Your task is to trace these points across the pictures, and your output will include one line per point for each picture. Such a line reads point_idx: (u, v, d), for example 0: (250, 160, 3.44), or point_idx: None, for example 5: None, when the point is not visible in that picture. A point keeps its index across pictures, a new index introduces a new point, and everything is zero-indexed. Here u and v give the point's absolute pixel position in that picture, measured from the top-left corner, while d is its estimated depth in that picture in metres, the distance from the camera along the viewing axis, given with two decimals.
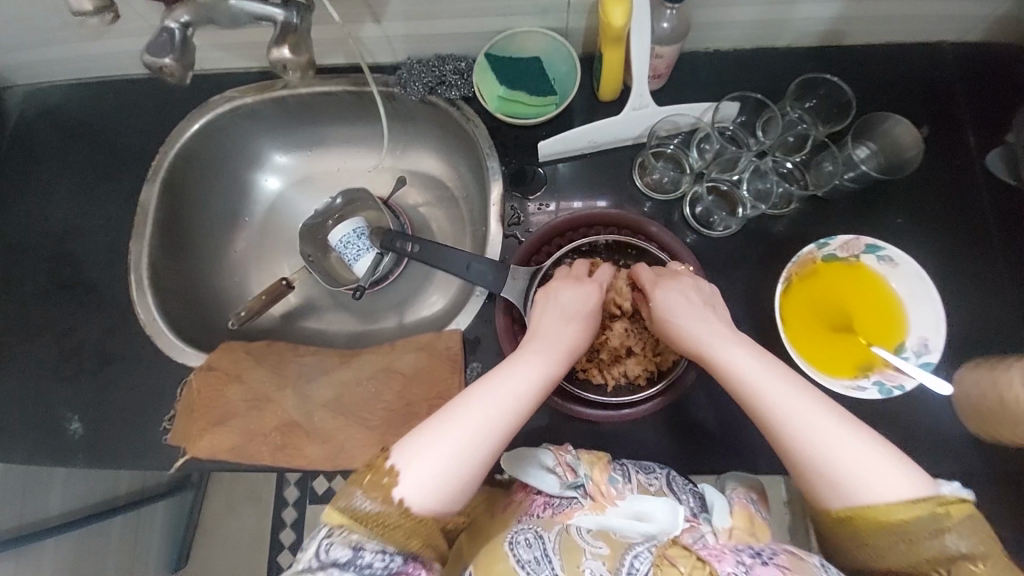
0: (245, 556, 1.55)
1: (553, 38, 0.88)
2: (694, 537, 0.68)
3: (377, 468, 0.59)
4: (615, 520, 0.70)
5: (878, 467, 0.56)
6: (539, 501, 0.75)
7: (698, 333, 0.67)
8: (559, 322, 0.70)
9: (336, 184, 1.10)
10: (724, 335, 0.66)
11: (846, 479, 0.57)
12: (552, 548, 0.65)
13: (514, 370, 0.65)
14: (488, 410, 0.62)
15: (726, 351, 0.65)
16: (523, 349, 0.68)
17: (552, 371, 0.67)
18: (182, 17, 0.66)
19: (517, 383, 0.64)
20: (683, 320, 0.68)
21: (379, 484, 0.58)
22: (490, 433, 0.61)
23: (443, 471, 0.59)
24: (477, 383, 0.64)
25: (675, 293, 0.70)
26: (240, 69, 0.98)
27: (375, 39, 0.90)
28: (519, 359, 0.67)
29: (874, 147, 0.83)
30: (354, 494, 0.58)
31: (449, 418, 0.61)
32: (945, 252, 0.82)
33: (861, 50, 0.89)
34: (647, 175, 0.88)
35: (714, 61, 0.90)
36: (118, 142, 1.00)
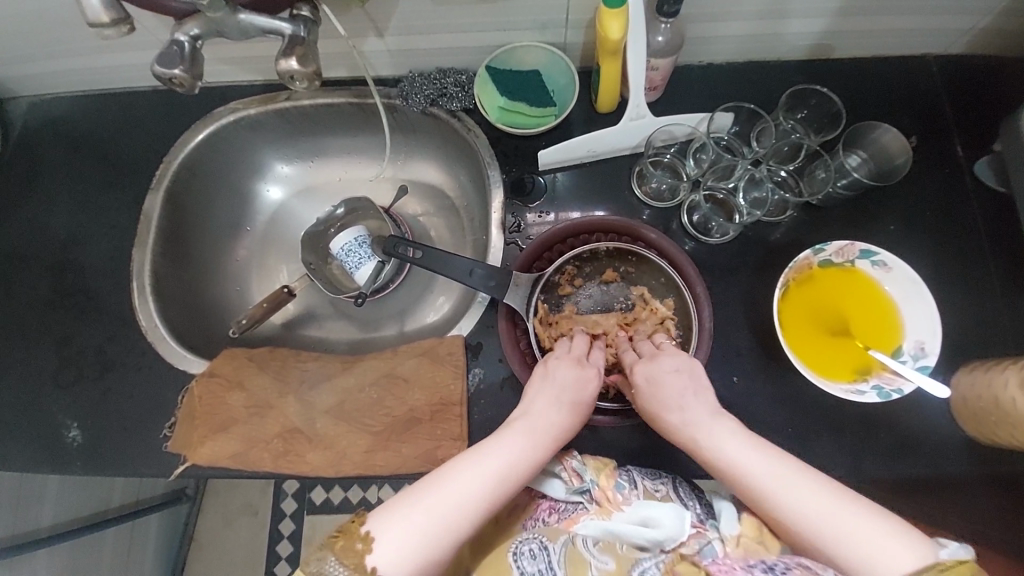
0: (240, 569, 1.53)
1: (552, 51, 0.91)
2: (700, 544, 0.70)
3: (351, 533, 0.59)
4: (622, 526, 0.71)
5: (869, 539, 0.58)
6: (545, 505, 0.77)
7: (679, 417, 0.69)
8: (547, 401, 0.71)
9: (338, 193, 1.11)
10: (701, 418, 0.69)
11: (848, 554, 0.58)
12: (556, 561, 0.70)
13: (499, 447, 0.66)
14: (467, 484, 0.63)
15: (707, 438, 0.67)
16: (509, 427, 0.69)
17: (536, 453, 0.67)
18: (191, 30, 0.68)
19: (501, 462, 0.65)
20: (673, 402, 0.70)
21: (351, 550, 0.58)
22: (468, 510, 0.62)
23: (415, 543, 0.59)
24: (461, 457, 0.66)
25: (660, 372, 0.72)
26: (244, 82, 1.00)
27: (378, 53, 0.93)
28: (503, 438, 0.67)
29: (865, 156, 0.86)
30: (328, 560, 0.59)
31: (432, 490, 0.62)
32: (937, 257, 0.84)
33: (849, 63, 0.92)
34: (645, 184, 0.90)
35: (708, 74, 0.92)
36: (123, 152, 1.01)
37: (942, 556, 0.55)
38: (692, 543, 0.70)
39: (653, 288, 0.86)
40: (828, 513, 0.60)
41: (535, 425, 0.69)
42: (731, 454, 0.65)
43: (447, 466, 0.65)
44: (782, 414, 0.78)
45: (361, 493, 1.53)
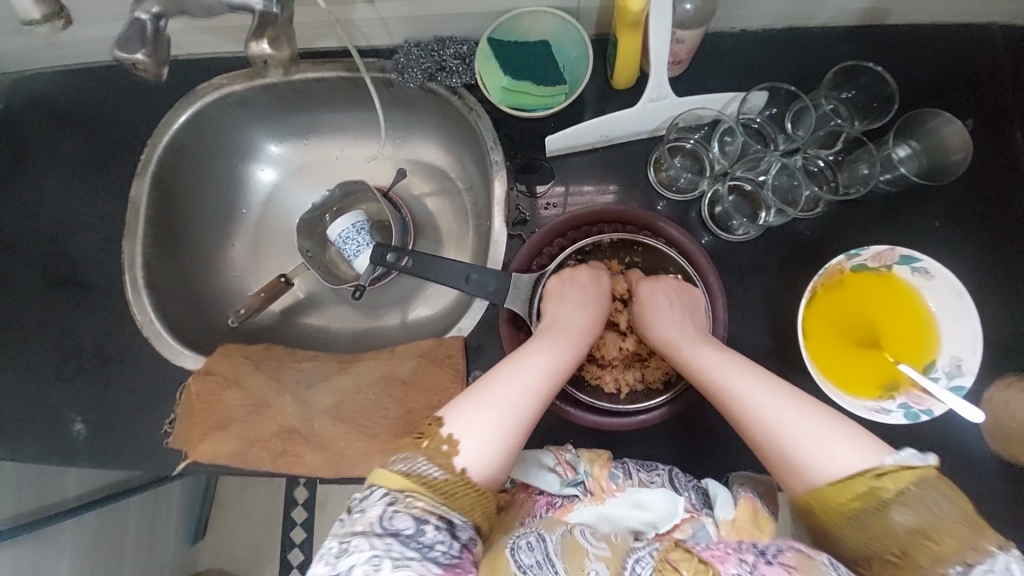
0: (259, 532, 1.61)
1: (563, 18, 0.80)
2: (694, 528, 0.67)
3: (433, 435, 0.58)
4: (615, 511, 0.68)
5: (821, 437, 0.56)
6: (541, 501, 0.71)
7: (668, 335, 0.70)
8: (577, 305, 0.73)
9: (334, 174, 1.05)
10: (689, 335, 0.70)
11: (802, 456, 0.56)
12: (553, 551, 0.57)
13: (541, 344, 0.68)
14: (521, 379, 0.63)
15: (690, 350, 0.68)
16: (544, 330, 0.70)
17: (575, 350, 0.69)
18: (153, 7, 0.60)
19: (546, 359, 0.66)
20: (658, 315, 0.72)
21: (438, 451, 0.57)
22: (529, 403, 0.62)
23: (492, 439, 0.59)
24: (510, 357, 0.66)
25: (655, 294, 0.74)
26: (227, 53, 0.92)
27: (369, 21, 0.83)
28: (543, 339, 0.69)
29: (917, 147, 0.76)
30: (417, 460, 0.56)
31: (490, 387, 0.62)
32: (985, 259, 0.76)
33: (907, 31, 0.80)
34: (662, 171, 0.82)
35: (741, 44, 0.81)
36: (105, 133, 0.95)
37: (885, 462, 0.53)
38: (687, 527, 0.67)
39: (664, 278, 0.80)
40: (800, 414, 0.58)
41: (569, 327, 0.71)
42: (708, 363, 0.66)
43: (495, 368, 0.65)
44: None
45: None
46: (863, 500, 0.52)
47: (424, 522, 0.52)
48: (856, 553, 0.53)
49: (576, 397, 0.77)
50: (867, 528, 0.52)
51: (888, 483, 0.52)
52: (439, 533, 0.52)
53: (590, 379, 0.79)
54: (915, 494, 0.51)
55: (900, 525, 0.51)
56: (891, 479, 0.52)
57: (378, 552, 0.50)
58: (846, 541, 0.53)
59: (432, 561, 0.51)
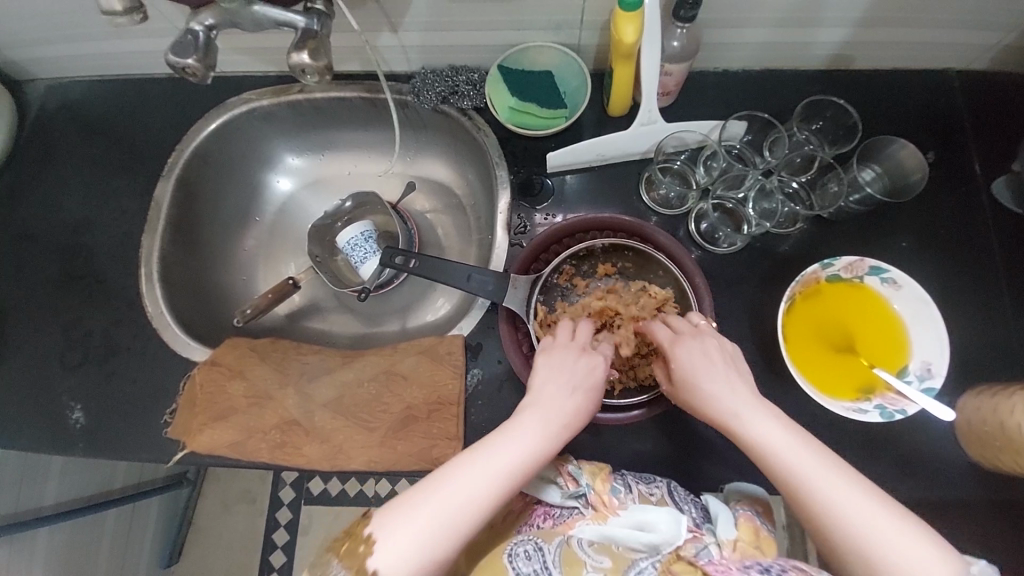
0: (236, 556, 1.54)
1: (564, 52, 0.89)
2: (697, 548, 0.68)
3: (356, 536, 0.58)
4: (617, 531, 0.69)
5: (896, 539, 0.54)
6: (540, 510, 0.74)
7: (714, 403, 0.65)
8: (558, 392, 0.68)
9: (348, 186, 1.12)
10: (746, 402, 0.64)
11: (877, 559, 0.54)
12: (552, 561, 0.66)
13: (502, 442, 0.63)
14: (472, 479, 0.59)
15: (749, 420, 0.62)
16: (517, 420, 0.65)
17: (547, 439, 0.64)
18: (207, 19, 0.68)
19: (502, 464, 0.61)
20: (702, 380, 0.66)
21: (355, 554, 0.57)
22: (472, 507, 0.58)
23: (418, 549, 0.56)
24: (463, 455, 0.62)
25: (695, 352, 0.68)
26: (258, 72, 1.01)
27: (391, 48, 0.93)
28: (506, 436, 0.63)
29: (879, 170, 0.84)
30: (332, 563, 0.58)
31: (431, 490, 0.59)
32: (949, 276, 0.83)
33: (867, 75, 0.90)
34: (653, 190, 0.89)
35: (723, 80, 0.91)
36: (136, 139, 1.02)
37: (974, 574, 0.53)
38: (690, 547, 0.68)
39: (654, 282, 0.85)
40: (865, 512, 0.55)
41: (544, 410, 0.66)
42: (770, 440, 0.60)
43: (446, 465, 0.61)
44: None
45: (358, 485, 1.53)
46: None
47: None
48: None
49: None
50: None
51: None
52: None
53: None
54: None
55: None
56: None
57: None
58: None
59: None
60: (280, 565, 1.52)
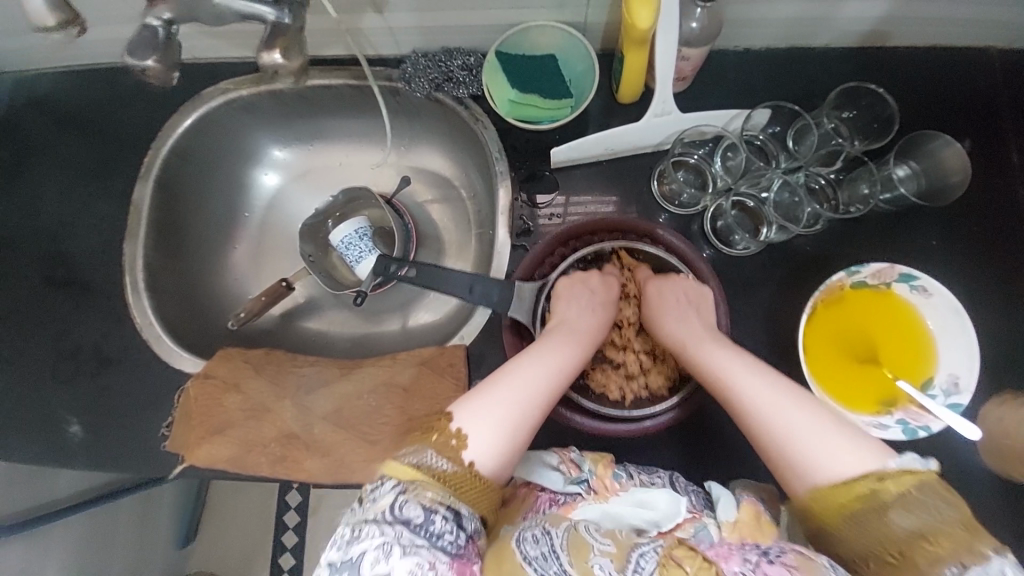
0: (251, 537, 1.58)
1: (569, 32, 0.81)
2: (696, 528, 0.65)
3: (443, 430, 0.60)
4: (620, 509, 0.67)
5: (821, 434, 0.58)
6: (544, 498, 0.70)
7: (678, 336, 0.72)
8: (583, 310, 0.75)
9: (339, 180, 1.05)
10: (699, 332, 0.71)
11: (804, 454, 0.57)
12: (558, 544, 0.59)
13: (546, 346, 0.69)
14: (526, 377, 0.65)
15: (702, 348, 0.69)
16: (552, 332, 0.72)
17: (582, 348, 0.71)
18: (164, 13, 0.61)
19: (553, 359, 0.68)
20: (671, 319, 0.73)
21: (446, 445, 0.59)
22: (530, 408, 0.63)
23: (497, 436, 0.61)
24: (519, 356, 0.68)
25: (667, 294, 0.75)
26: (235, 59, 0.92)
27: (378, 31, 0.84)
28: (549, 338, 0.71)
29: (916, 167, 0.77)
30: (424, 452, 0.57)
31: (496, 385, 0.64)
32: (981, 277, 0.77)
33: (905, 52, 0.81)
34: (665, 184, 0.83)
35: (744, 61, 0.82)
36: (110, 134, 0.95)
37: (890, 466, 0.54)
38: (689, 527, 0.65)
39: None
40: (799, 412, 0.60)
41: (582, 328, 0.73)
42: (721, 362, 0.67)
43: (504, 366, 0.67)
44: None
45: None
46: (864, 503, 0.53)
47: (432, 512, 0.53)
48: (863, 560, 0.53)
49: (582, 407, 0.77)
50: (869, 533, 0.52)
51: (890, 486, 0.53)
52: (446, 523, 0.53)
53: (593, 387, 0.79)
54: (916, 498, 0.52)
55: (903, 529, 0.51)
56: (892, 482, 0.53)
57: (389, 539, 0.51)
58: (852, 544, 0.53)
59: (440, 549, 0.52)
60: (294, 545, 1.56)
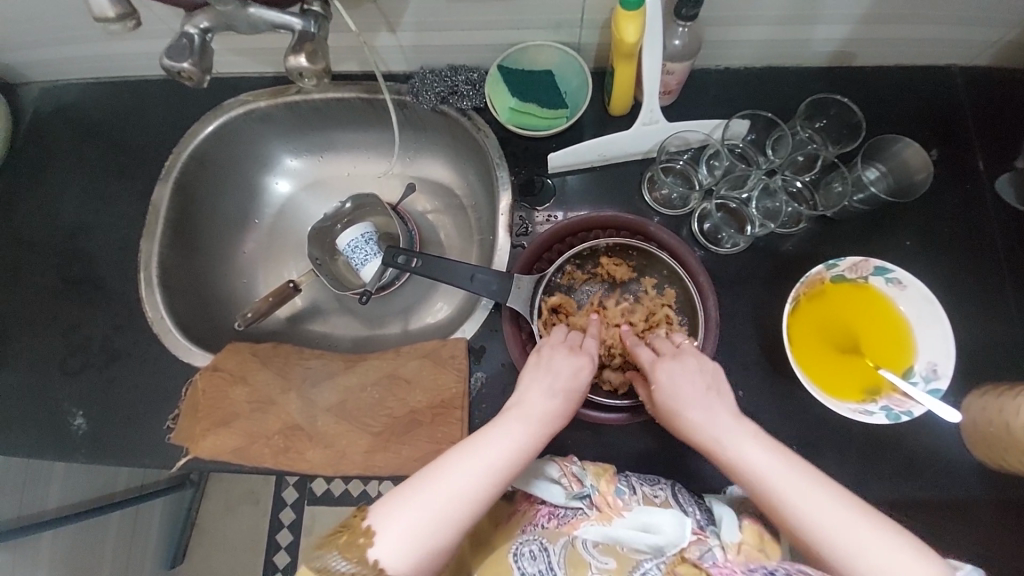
0: (240, 556, 1.53)
1: (565, 52, 0.89)
2: (701, 550, 0.68)
3: (353, 527, 0.57)
4: (623, 533, 0.69)
5: (873, 546, 0.56)
6: (544, 510, 0.74)
7: (711, 433, 0.64)
8: (542, 393, 0.67)
9: (347, 188, 1.11)
10: (726, 424, 0.64)
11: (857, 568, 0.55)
12: (556, 562, 0.68)
13: (489, 440, 0.62)
14: (462, 478, 0.60)
15: (732, 444, 0.62)
16: (502, 418, 0.65)
17: (532, 440, 0.64)
18: (202, 23, 0.67)
19: (491, 457, 0.61)
20: (689, 416, 0.66)
21: (353, 544, 0.56)
22: (454, 514, 0.58)
23: (413, 541, 0.56)
24: (456, 449, 0.62)
25: (679, 379, 0.68)
26: (255, 73, 0.99)
27: (389, 48, 0.92)
28: (496, 429, 0.64)
29: (884, 169, 0.83)
30: (331, 556, 0.56)
31: (425, 484, 0.59)
32: (954, 274, 0.82)
33: (870, 71, 0.90)
34: (655, 190, 0.89)
35: (725, 78, 0.90)
36: (132, 142, 1.01)
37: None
38: (693, 548, 0.68)
39: (658, 280, 0.84)
40: (844, 521, 0.57)
41: (534, 417, 0.65)
42: (754, 462, 0.61)
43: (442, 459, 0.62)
44: (786, 429, 0.77)
45: (362, 485, 1.52)
46: None
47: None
48: None
49: None
50: None
51: None
52: None
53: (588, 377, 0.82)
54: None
55: None
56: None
57: None
58: None
59: None
60: (284, 565, 1.51)
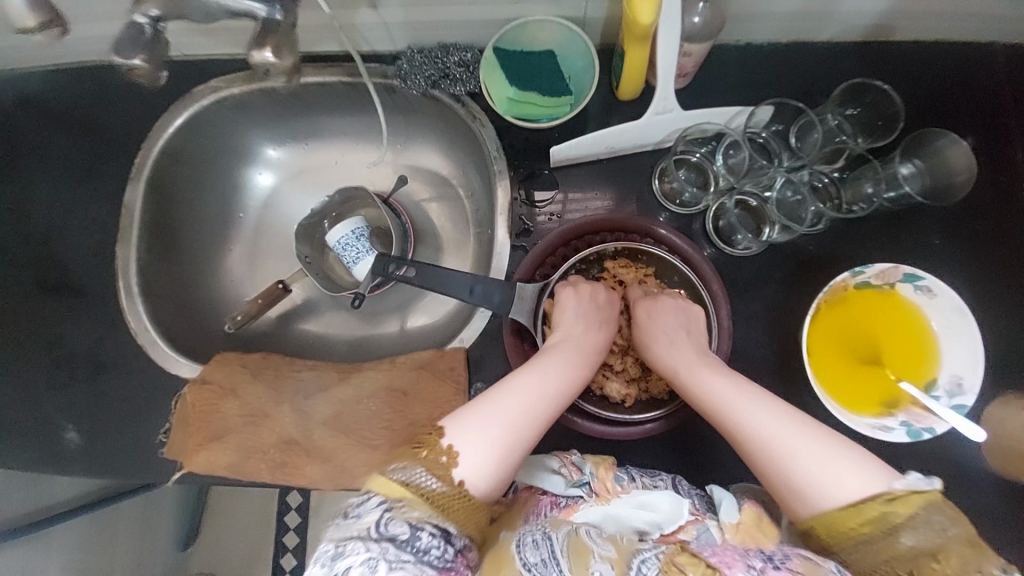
0: (251, 539, 1.55)
1: (568, 28, 0.79)
2: (698, 530, 0.66)
3: (432, 444, 0.58)
4: (622, 512, 0.68)
5: (825, 459, 0.57)
6: (545, 501, 0.70)
7: (671, 362, 0.69)
8: (584, 324, 0.72)
9: (335, 179, 1.03)
10: (690, 357, 0.68)
11: (808, 482, 0.56)
12: (559, 550, 0.59)
13: (543, 364, 0.67)
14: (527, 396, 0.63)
15: (693, 373, 0.67)
16: (551, 347, 0.70)
17: (588, 363, 0.69)
18: (151, 10, 0.59)
19: (551, 377, 0.66)
20: (661, 344, 0.71)
21: (437, 462, 0.57)
22: (524, 427, 0.61)
23: (486, 454, 0.58)
24: (516, 372, 0.66)
25: (665, 315, 0.72)
26: (226, 56, 0.90)
27: (372, 27, 0.82)
28: (550, 355, 0.68)
29: (921, 166, 0.76)
30: (413, 469, 0.55)
31: (491, 400, 0.63)
32: (987, 275, 0.76)
33: (910, 47, 0.80)
34: (666, 182, 0.82)
35: (746, 57, 0.81)
36: (99, 136, 0.93)
37: (896, 486, 0.54)
38: (691, 529, 0.67)
39: (668, 287, 0.79)
40: (801, 437, 0.58)
41: (579, 347, 0.70)
42: (712, 387, 0.65)
43: (507, 378, 0.65)
44: None
45: None
46: (873, 526, 0.53)
47: (420, 528, 0.52)
48: None
49: (583, 409, 0.76)
50: (871, 551, 0.53)
51: (899, 508, 0.53)
52: (433, 538, 0.52)
53: (593, 388, 0.78)
54: (923, 518, 0.53)
55: (909, 550, 0.52)
56: (901, 504, 0.53)
57: (374, 555, 0.50)
58: (853, 565, 0.54)
59: (426, 564, 0.51)
60: (294, 545, 1.53)
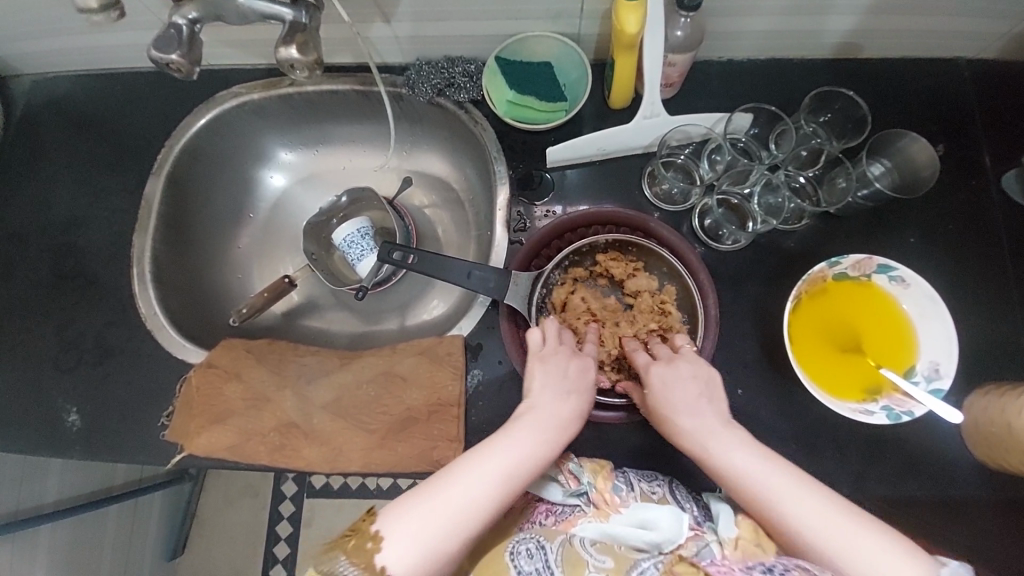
0: (240, 549, 1.51)
1: (564, 43, 0.87)
2: (698, 547, 0.66)
3: (361, 532, 0.57)
4: (620, 529, 0.68)
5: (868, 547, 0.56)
6: (541, 508, 0.72)
7: (696, 434, 0.65)
8: (555, 399, 0.67)
9: (343, 182, 1.09)
10: (712, 427, 0.64)
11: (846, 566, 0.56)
12: (553, 561, 0.65)
13: (503, 446, 0.62)
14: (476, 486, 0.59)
15: (721, 450, 0.63)
16: (516, 425, 0.64)
17: (547, 445, 0.63)
18: (190, 13, 0.66)
19: (508, 462, 0.61)
20: (681, 413, 0.66)
21: (360, 550, 0.56)
22: (469, 518, 0.58)
23: (422, 545, 0.56)
24: (470, 454, 0.62)
25: (675, 377, 0.69)
26: (248, 65, 0.97)
27: (384, 39, 0.90)
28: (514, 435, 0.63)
29: (889, 165, 0.82)
30: (338, 560, 0.56)
31: (438, 487, 0.59)
32: (959, 272, 0.81)
33: (877, 64, 0.87)
34: (656, 185, 0.87)
35: (727, 70, 0.88)
36: (124, 135, 0.99)
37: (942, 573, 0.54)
38: (691, 545, 0.66)
39: (657, 278, 0.82)
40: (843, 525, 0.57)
41: (544, 425, 0.65)
42: (747, 468, 0.61)
43: (456, 463, 0.61)
44: (786, 427, 0.76)
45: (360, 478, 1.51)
46: None
47: None
48: None
49: None
50: None
51: None
52: None
53: None
54: None
55: None
56: None
57: None
58: None
59: None
60: (284, 556, 1.49)
